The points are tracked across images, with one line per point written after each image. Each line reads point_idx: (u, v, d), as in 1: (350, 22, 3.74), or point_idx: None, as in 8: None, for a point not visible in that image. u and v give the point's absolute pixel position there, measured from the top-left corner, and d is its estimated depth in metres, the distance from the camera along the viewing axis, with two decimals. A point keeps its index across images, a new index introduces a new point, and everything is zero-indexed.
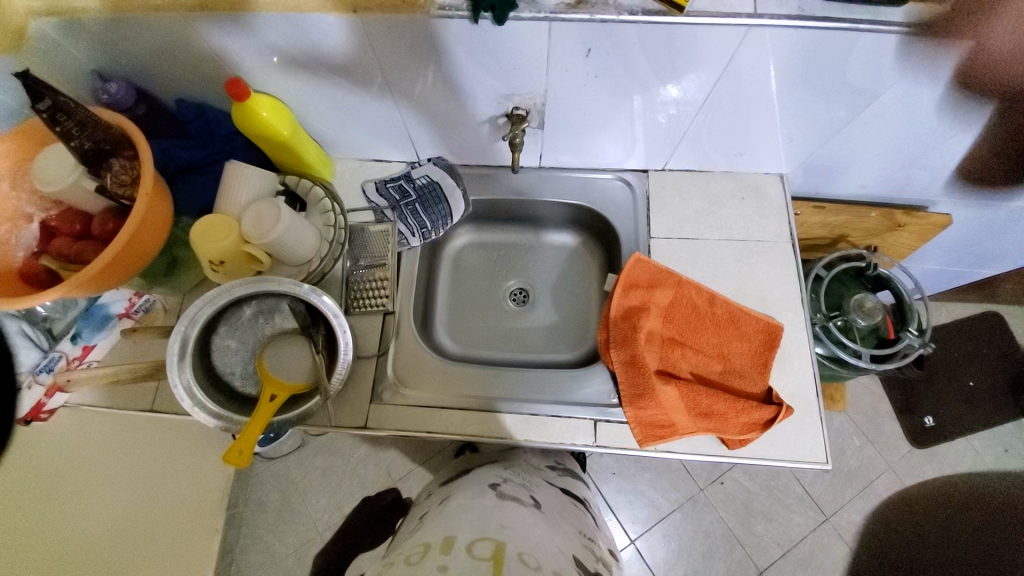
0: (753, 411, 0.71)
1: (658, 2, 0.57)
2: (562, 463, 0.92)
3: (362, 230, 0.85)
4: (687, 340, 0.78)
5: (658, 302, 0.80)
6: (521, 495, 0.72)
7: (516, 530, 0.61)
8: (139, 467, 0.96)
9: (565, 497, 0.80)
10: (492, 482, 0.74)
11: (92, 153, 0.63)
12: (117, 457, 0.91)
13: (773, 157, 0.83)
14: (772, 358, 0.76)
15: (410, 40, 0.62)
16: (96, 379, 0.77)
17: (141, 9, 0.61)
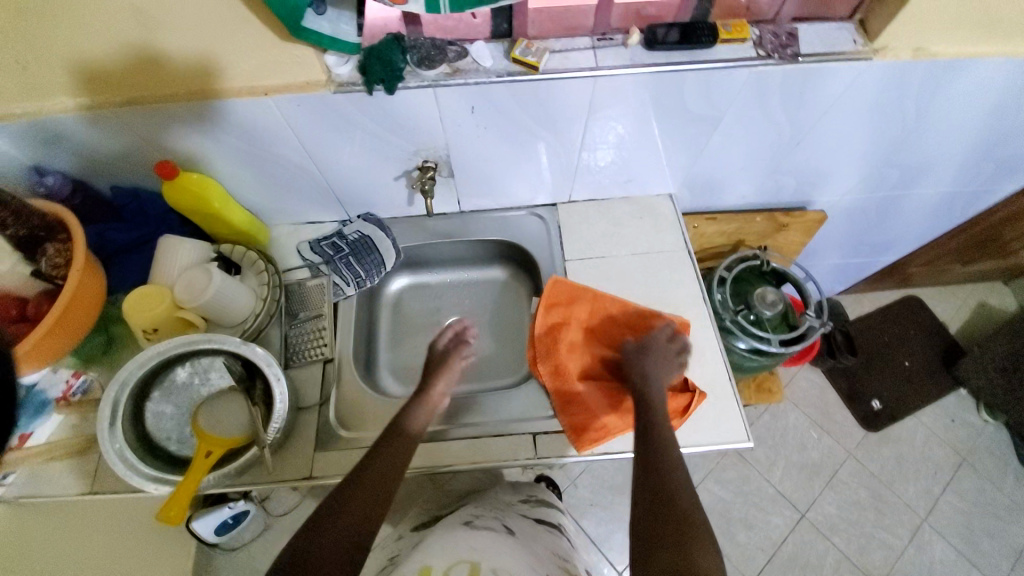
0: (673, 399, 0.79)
1: (520, 66, 0.69)
2: (535, 496, 0.91)
3: (299, 286, 0.91)
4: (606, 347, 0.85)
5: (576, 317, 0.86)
6: (493, 526, 0.74)
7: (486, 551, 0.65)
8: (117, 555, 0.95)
9: (538, 527, 0.79)
10: (465, 519, 0.76)
11: (26, 239, 0.69)
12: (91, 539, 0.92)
13: (660, 179, 0.95)
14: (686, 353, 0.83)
15: (321, 113, 0.72)
16: (31, 458, 0.78)
17: (74, 110, 0.69)
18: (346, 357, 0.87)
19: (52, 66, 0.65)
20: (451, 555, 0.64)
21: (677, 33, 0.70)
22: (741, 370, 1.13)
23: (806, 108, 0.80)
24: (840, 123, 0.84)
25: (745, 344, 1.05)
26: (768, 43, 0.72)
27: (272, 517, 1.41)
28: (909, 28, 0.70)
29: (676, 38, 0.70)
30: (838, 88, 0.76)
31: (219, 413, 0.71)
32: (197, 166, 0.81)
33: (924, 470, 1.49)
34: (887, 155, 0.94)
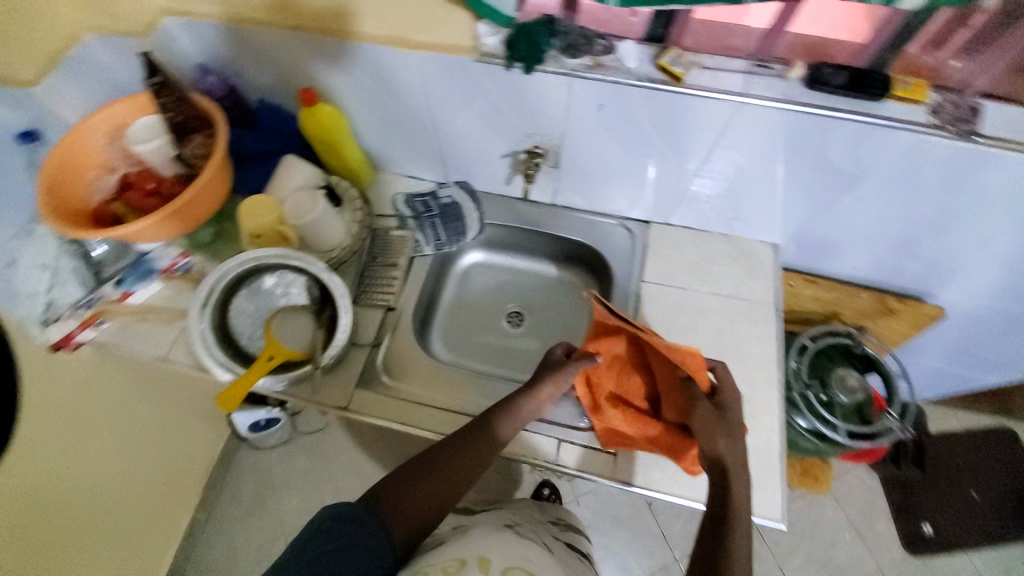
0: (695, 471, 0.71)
1: (663, 73, 0.66)
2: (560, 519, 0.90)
3: (386, 233, 0.96)
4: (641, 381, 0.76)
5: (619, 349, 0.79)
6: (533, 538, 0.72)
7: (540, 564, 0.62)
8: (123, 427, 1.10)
9: (570, 552, 0.78)
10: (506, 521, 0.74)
11: (179, 125, 0.76)
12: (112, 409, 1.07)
13: (769, 226, 0.89)
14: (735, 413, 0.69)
15: (455, 75, 0.74)
16: (127, 313, 0.90)
17: (248, 23, 0.76)
18: (406, 312, 0.90)
19: None
20: (507, 554, 0.60)
21: (846, 77, 0.65)
22: (794, 447, 1.06)
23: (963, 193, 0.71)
24: (1000, 218, 0.74)
25: (805, 422, 0.98)
26: (943, 112, 0.65)
27: (298, 432, 1.53)
28: None
29: (843, 82, 0.65)
30: (1012, 180, 0.67)
31: (291, 325, 0.77)
32: (332, 99, 0.87)
33: None
34: None
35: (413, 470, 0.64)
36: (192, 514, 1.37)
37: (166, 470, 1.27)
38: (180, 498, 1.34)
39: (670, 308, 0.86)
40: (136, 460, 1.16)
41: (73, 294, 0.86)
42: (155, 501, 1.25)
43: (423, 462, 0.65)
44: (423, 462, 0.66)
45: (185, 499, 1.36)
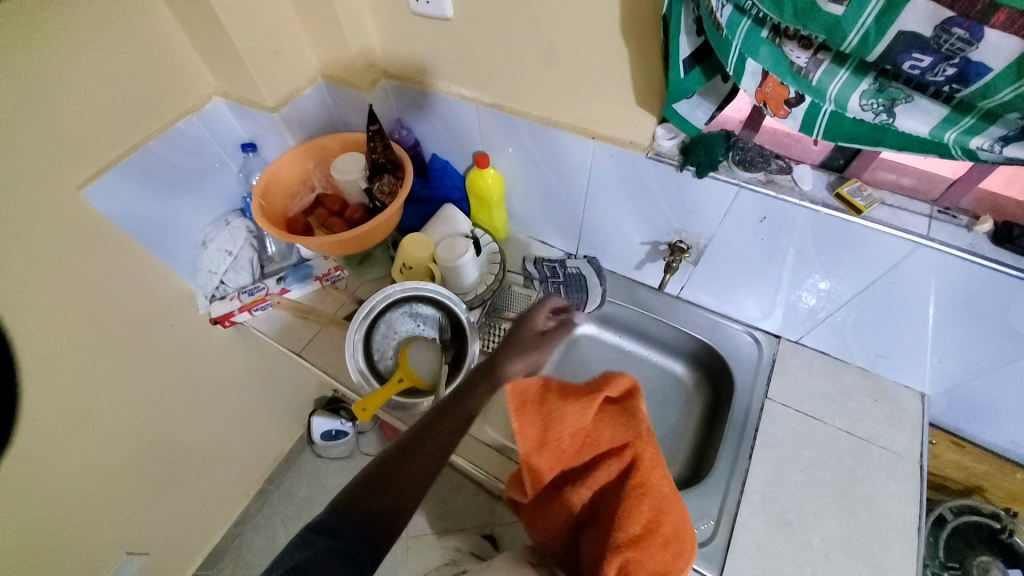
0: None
1: (839, 202, 0.68)
2: None
3: (509, 288, 1.01)
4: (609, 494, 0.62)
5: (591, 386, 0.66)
6: None
7: None
8: (221, 409, 1.18)
9: None
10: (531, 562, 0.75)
11: (379, 166, 0.88)
12: (221, 389, 1.16)
13: (916, 371, 0.83)
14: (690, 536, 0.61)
15: (623, 166, 0.80)
16: (288, 308, 0.99)
17: (453, 94, 0.89)
18: None
19: (460, 61, 0.84)
20: None
21: None
22: None
23: None
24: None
25: None
26: None
27: (359, 450, 1.57)
28: None
29: None
30: None
31: (426, 359, 0.84)
32: (500, 164, 0.97)
33: None
34: None
35: (393, 455, 0.58)
36: (247, 503, 1.43)
37: (236, 462, 1.33)
38: (244, 483, 1.40)
39: (789, 432, 0.82)
40: (224, 437, 1.24)
41: (240, 279, 1.00)
42: (225, 481, 1.32)
43: (398, 456, 0.58)
44: (400, 449, 0.59)
45: (243, 489, 1.41)
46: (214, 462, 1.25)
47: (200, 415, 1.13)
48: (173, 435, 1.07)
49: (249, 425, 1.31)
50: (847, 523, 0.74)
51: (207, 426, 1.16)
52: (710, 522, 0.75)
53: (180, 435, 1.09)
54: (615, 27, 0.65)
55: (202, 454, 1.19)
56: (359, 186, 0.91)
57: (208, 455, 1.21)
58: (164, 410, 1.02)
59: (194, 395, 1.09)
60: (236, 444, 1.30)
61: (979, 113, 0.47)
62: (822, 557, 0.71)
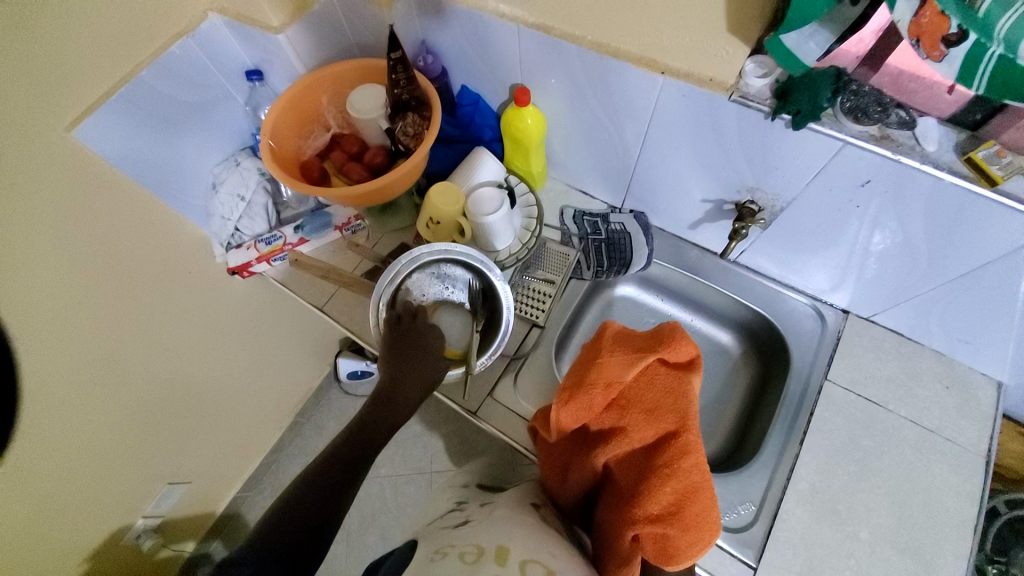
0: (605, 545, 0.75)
1: (969, 168, 0.54)
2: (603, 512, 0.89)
3: (545, 245, 0.92)
4: (645, 466, 0.65)
5: (656, 370, 0.69)
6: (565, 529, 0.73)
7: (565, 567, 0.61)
8: (247, 352, 1.18)
9: None
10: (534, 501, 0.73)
11: (402, 104, 0.75)
12: (245, 334, 1.14)
13: (1006, 363, 0.73)
14: (702, 511, 0.62)
15: (694, 109, 0.66)
16: (313, 268, 0.92)
17: (490, 11, 0.73)
18: (550, 333, 0.87)
19: None
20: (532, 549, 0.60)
21: None
22: None
23: None
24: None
25: None
26: None
27: None
28: None
29: None
30: None
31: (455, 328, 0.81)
32: (541, 100, 0.83)
33: None
34: None
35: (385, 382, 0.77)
36: (280, 435, 1.50)
37: (266, 398, 1.36)
38: (276, 417, 1.45)
39: (847, 418, 0.76)
40: (253, 378, 1.25)
41: (257, 228, 0.93)
42: (257, 417, 1.36)
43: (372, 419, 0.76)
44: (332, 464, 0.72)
45: (276, 422, 1.46)
46: (246, 401, 1.27)
47: (227, 359, 1.12)
48: (202, 380, 1.07)
49: (275, 366, 1.31)
50: (899, 517, 0.70)
51: (235, 370, 1.16)
52: (750, 508, 0.71)
53: (210, 379, 1.09)
54: None
55: (233, 395, 1.21)
56: (379, 126, 0.79)
57: (239, 394, 1.23)
58: (191, 357, 1.01)
59: (219, 341, 1.08)
60: (264, 383, 1.31)
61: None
62: (868, 550, 0.68)
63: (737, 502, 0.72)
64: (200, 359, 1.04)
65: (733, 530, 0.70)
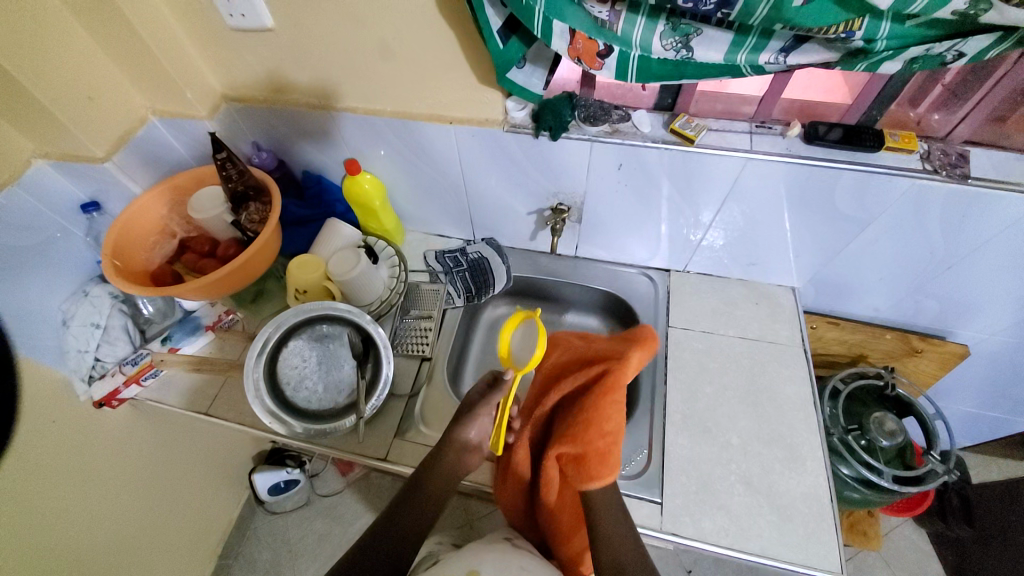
0: (571, 541, 0.74)
1: (674, 136, 0.75)
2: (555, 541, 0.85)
3: (415, 288, 1.00)
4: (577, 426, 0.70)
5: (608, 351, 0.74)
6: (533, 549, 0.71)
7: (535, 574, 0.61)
8: (147, 497, 1.07)
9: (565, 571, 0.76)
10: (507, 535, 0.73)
11: (240, 195, 0.83)
12: (141, 480, 1.05)
13: (783, 270, 0.93)
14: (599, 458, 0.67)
15: (488, 144, 0.83)
16: (179, 363, 0.91)
17: (302, 105, 0.87)
18: (440, 363, 0.94)
19: (299, 73, 0.82)
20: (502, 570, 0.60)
21: (840, 132, 0.71)
22: (842, 498, 0.99)
23: (970, 231, 0.75)
24: (1016, 251, 0.76)
25: (851, 470, 0.93)
26: (935, 159, 0.70)
27: (316, 493, 1.48)
28: None
29: (837, 137, 0.71)
30: (1010, 218, 0.71)
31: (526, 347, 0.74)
32: (371, 167, 0.96)
33: None
34: None
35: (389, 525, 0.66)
36: None
37: (178, 546, 1.21)
38: (194, 568, 1.28)
39: (695, 352, 0.90)
40: (158, 526, 1.12)
41: (122, 351, 0.90)
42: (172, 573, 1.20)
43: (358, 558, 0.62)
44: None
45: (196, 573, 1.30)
46: (155, 556, 1.13)
47: (125, 511, 1.01)
48: (93, 547, 0.95)
49: (182, 504, 1.19)
50: (757, 416, 0.83)
51: (135, 522, 1.05)
52: (644, 452, 0.81)
53: (105, 541, 0.97)
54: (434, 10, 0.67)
55: (139, 552, 1.07)
56: (224, 220, 0.85)
57: (144, 550, 1.09)
58: (80, 518, 0.91)
59: (112, 494, 0.98)
60: (172, 526, 1.18)
61: (757, 32, 0.55)
62: (743, 450, 0.79)
63: (634, 452, 0.81)
64: (89, 520, 0.93)
65: (636, 477, 0.78)
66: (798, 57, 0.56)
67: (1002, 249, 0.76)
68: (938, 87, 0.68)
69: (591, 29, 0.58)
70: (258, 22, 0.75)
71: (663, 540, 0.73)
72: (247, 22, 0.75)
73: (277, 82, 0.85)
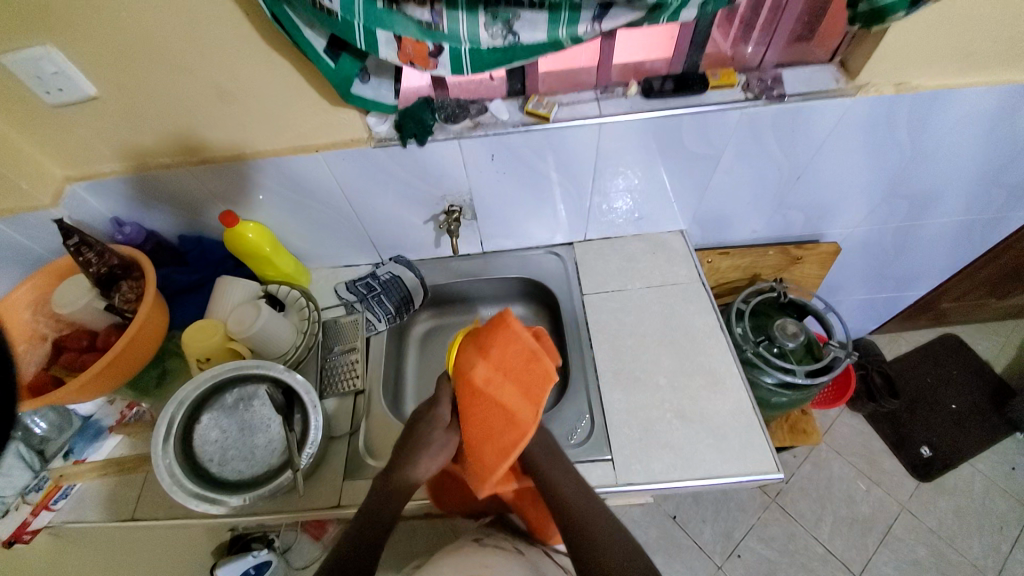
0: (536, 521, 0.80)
1: (531, 118, 0.79)
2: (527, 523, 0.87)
3: (333, 323, 0.98)
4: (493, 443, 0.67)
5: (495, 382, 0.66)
6: (502, 544, 0.71)
7: (496, 564, 0.63)
8: None
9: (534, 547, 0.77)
10: (475, 536, 0.74)
11: (106, 277, 0.79)
12: None
13: (669, 217, 1.01)
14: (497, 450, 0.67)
15: (363, 165, 0.83)
16: (85, 473, 0.83)
17: (157, 168, 0.84)
18: (375, 391, 0.91)
19: (141, 133, 0.79)
20: (460, 571, 0.61)
21: (673, 84, 0.79)
22: (771, 408, 1.08)
23: (801, 143, 0.85)
24: (841, 151, 0.88)
25: (771, 378, 1.03)
26: (754, 86, 0.80)
27: (292, 569, 1.36)
28: (887, 66, 0.76)
29: (671, 87, 0.78)
30: (828, 124, 0.82)
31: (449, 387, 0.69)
32: (252, 215, 0.93)
33: (1004, 530, 1.35)
34: (892, 184, 0.96)
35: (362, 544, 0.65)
36: None
37: None
38: None
39: (612, 311, 0.95)
40: None
41: (22, 480, 0.79)
42: None
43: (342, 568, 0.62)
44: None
45: None
46: None
47: None
48: None
49: None
50: (677, 353, 0.89)
51: None
52: (586, 417, 0.84)
53: None
54: (263, 46, 0.68)
55: None
56: (96, 307, 0.79)
57: None
58: None
59: None
60: None
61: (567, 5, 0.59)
62: (672, 386, 0.85)
63: (577, 419, 0.84)
64: None
65: (585, 441, 0.81)
66: (611, 20, 0.61)
67: (831, 151, 0.88)
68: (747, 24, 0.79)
69: (424, 35, 0.60)
70: (81, 93, 0.72)
71: (619, 491, 0.77)
72: (68, 95, 0.72)
73: (125, 151, 0.81)
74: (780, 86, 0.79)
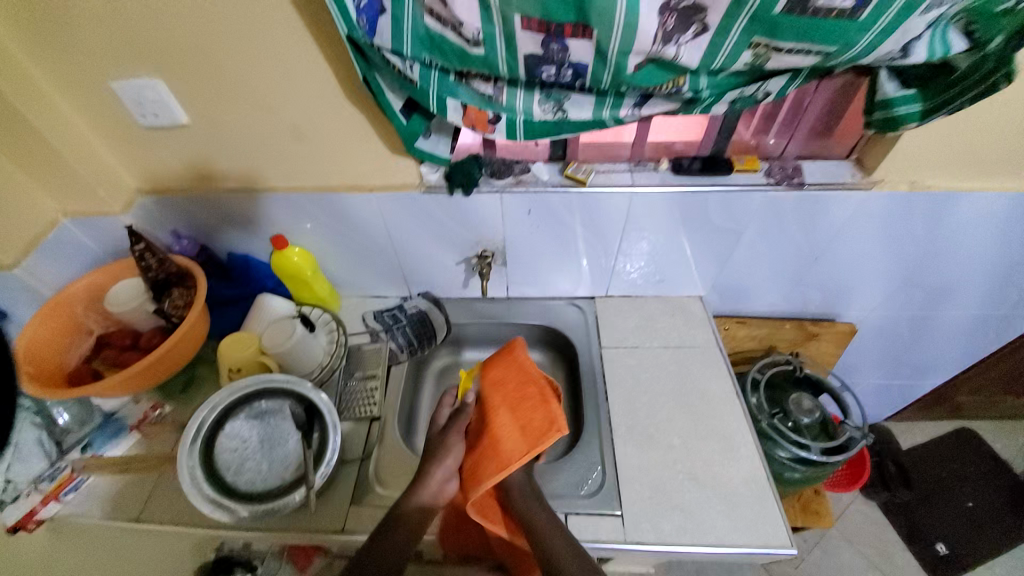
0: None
1: (569, 181, 0.87)
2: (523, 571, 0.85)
3: (357, 349, 1.03)
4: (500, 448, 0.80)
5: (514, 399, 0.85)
6: None
7: None
8: None
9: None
10: None
11: (162, 281, 0.86)
12: None
13: (688, 282, 1.06)
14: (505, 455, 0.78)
15: (411, 207, 0.91)
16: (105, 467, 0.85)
17: (223, 190, 0.92)
18: (390, 419, 0.94)
19: (215, 158, 0.88)
20: None
21: (700, 163, 0.87)
22: (785, 483, 1.07)
23: (819, 227, 0.91)
24: (859, 237, 0.93)
25: (787, 452, 1.02)
26: (776, 174, 0.86)
27: None
28: (902, 167, 0.83)
29: (699, 166, 0.86)
30: (846, 211, 0.88)
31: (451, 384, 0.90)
32: (299, 240, 1.00)
33: None
34: (908, 274, 1.01)
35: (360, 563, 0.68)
36: None
37: None
38: None
39: (628, 366, 0.98)
40: None
41: (35, 467, 0.81)
42: None
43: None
44: None
45: None
46: None
47: None
48: None
49: None
50: (691, 415, 0.90)
51: None
52: (597, 469, 0.85)
53: None
54: (340, 99, 0.78)
55: None
56: (146, 309, 0.86)
57: None
58: None
59: None
60: None
61: (612, 93, 0.67)
62: (683, 449, 0.86)
63: (588, 471, 0.85)
64: None
65: (594, 494, 0.81)
66: (649, 108, 0.68)
67: (848, 237, 0.93)
68: (773, 120, 0.86)
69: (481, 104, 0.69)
70: (172, 119, 0.81)
71: (628, 549, 0.77)
72: (161, 120, 0.81)
73: (197, 171, 0.90)
74: (800, 175, 0.86)
